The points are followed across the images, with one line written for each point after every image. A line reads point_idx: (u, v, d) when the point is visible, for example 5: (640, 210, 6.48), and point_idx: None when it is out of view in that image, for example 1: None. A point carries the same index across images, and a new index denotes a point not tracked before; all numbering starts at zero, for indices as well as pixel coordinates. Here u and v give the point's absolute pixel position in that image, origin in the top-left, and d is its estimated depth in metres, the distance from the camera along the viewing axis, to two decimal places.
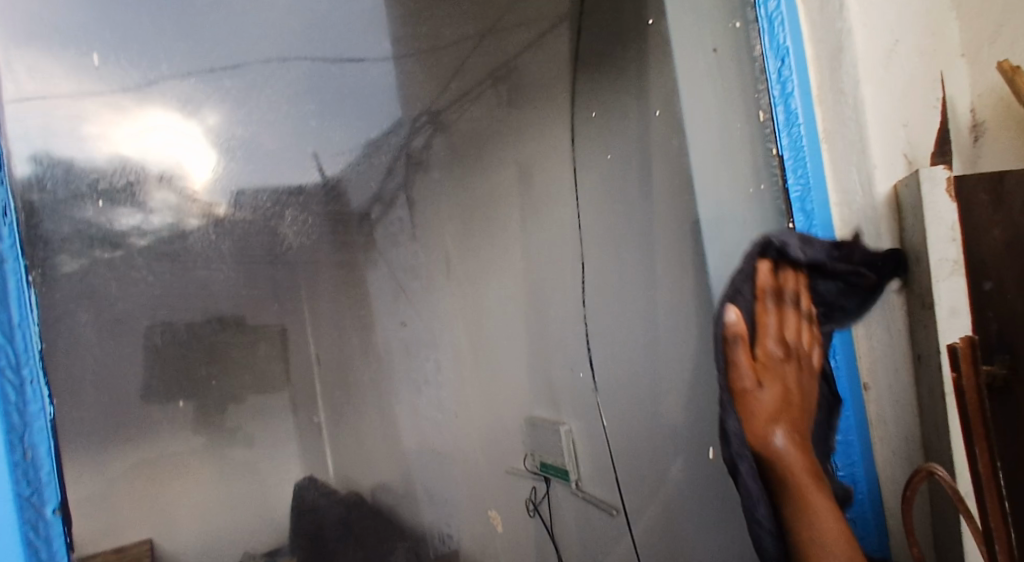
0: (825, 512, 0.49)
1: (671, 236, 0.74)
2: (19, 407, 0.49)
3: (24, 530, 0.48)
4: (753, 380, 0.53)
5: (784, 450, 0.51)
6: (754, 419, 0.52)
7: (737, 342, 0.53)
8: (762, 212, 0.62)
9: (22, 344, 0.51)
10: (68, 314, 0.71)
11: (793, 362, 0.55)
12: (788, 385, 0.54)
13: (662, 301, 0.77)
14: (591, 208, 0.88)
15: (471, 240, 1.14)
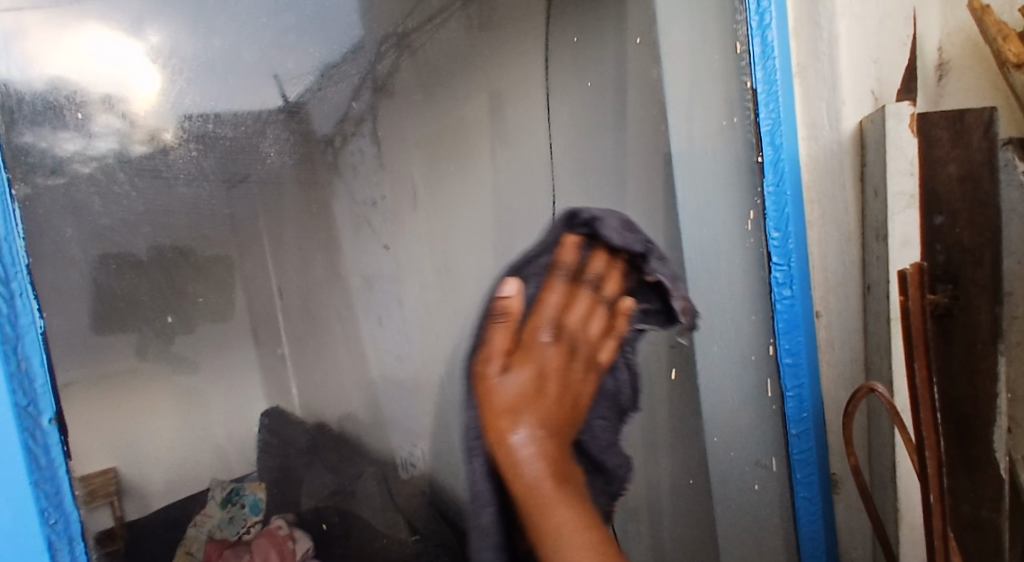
0: (567, 526, 0.39)
1: (643, 169, 0.75)
2: (10, 321, 0.40)
3: (30, 482, 0.39)
4: (500, 363, 0.45)
5: (531, 474, 0.41)
6: (493, 405, 0.44)
7: (500, 317, 0.46)
8: (733, 144, 0.63)
9: (6, 254, 0.40)
10: (55, 224, 0.55)
11: (560, 354, 0.48)
12: (543, 370, 0.47)
13: None
14: (564, 139, 0.88)
15: (438, 171, 1.11)
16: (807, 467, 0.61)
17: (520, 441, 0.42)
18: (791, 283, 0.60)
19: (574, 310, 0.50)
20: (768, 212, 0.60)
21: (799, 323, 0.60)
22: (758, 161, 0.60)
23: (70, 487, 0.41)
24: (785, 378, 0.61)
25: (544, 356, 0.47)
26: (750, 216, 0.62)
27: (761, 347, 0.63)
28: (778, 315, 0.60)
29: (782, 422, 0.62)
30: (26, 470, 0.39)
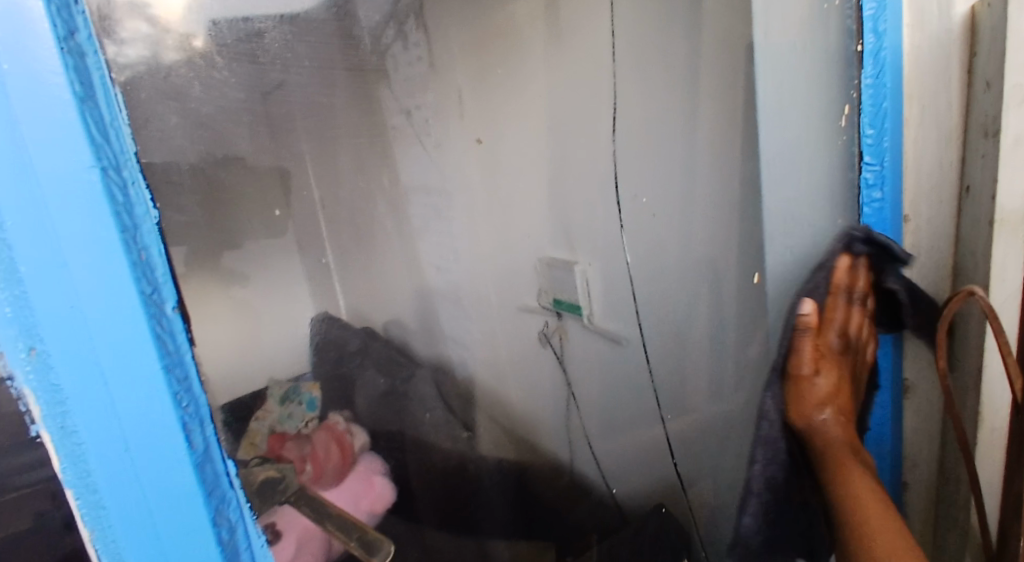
0: (864, 493, 0.54)
1: (716, 69, 0.71)
2: (128, 211, 0.35)
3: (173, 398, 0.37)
4: (811, 368, 0.59)
5: (833, 438, 0.58)
6: (801, 403, 0.59)
7: (804, 331, 0.59)
8: (822, 32, 0.57)
9: (116, 144, 0.35)
10: (156, 116, 0.52)
11: (849, 355, 0.60)
12: (841, 376, 0.60)
13: (701, 139, 0.76)
14: (628, 38, 0.83)
15: (488, 74, 1.08)
16: None
17: (819, 418, 0.59)
18: (884, 183, 0.57)
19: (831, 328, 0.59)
20: (863, 106, 0.56)
21: (885, 224, 0.58)
22: (857, 50, 0.55)
23: (197, 373, 0.39)
24: (866, 284, 0.59)
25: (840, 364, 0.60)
26: (843, 112, 0.57)
27: None
28: (865, 219, 0.58)
29: (857, 329, 0.61)
30: (168, 387, 0.37)
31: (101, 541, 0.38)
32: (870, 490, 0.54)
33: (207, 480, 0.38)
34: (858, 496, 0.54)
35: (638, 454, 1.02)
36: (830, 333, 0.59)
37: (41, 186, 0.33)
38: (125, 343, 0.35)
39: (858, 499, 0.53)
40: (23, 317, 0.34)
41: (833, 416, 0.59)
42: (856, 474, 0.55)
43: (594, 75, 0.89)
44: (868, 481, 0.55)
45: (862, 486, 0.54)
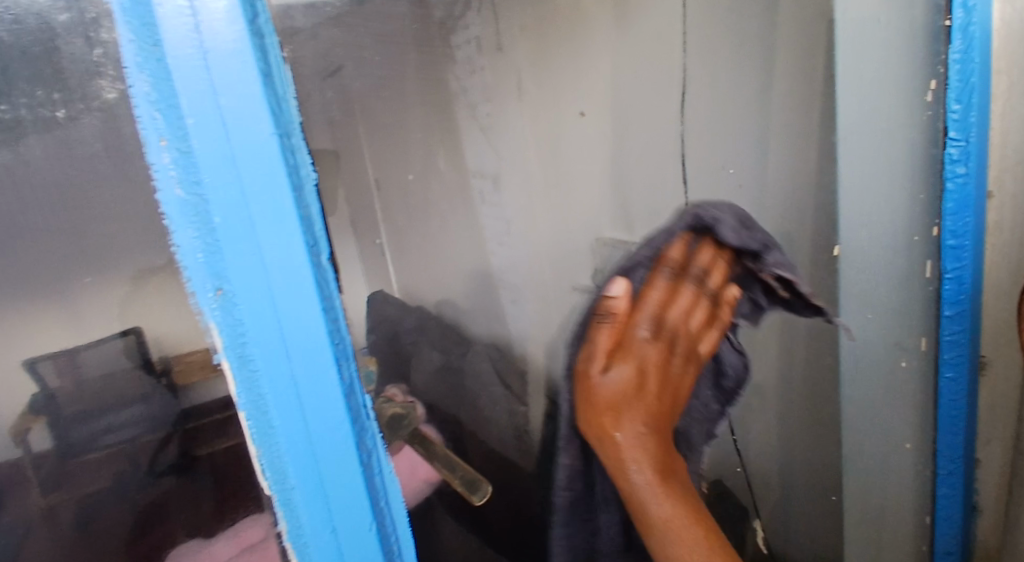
0: (666, 496, 0.50)
1: (795, 53, 0.72)
2: (298, 170, 0.31)
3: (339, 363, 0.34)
4: (602, 363, 0.51)
5: (640, 481, 0.50)
6: (595, 404, 0.51)
7: (606, 318, 0.52)
8: (907, 9, 0.57)
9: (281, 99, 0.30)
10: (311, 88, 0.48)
11: (661, 343, 0.53)
12: (646, 365, 0.52)
13: (776, 122, 0.77)
14: (701, 24, 0.84)
15: (550, 60, 1.09)
16: (958, 347, 0.62)
17: (602, 384, 0.51)
18: (969, 159, 0.57)
19: (647, 304, 0.53)
20: (950, 81, 0.56)
21: (968, 201, 0.58)
22: (945, 25, 0.54)
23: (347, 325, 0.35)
24: (946, 259, 0.60)
25: (644, 354, 0.52)
26: (930, 87, 0.57)
27: (924, 228, 0.61)
28: (948, 195, 0.58)
29: (936, 303, 0.62)
30: (335, 360, 0.33)
31: (282, 507, 0.35)
32: (676, 522, 0.50)
33: (368, 463, 0.35)
34: (654, 513, 0.50)
35: None
36: (641, 317, 0.53)
37: (226, 134, 0.29)
38: (301, 302, 0.31)
39: (661, 531, 0.50)
40: (214, 267, 0.30)
41: (644, 441, 0.50)
42: (666, 515, 0.50)
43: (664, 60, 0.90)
44: (694, 528, 0.50)
45: (660, 506, 0.50)
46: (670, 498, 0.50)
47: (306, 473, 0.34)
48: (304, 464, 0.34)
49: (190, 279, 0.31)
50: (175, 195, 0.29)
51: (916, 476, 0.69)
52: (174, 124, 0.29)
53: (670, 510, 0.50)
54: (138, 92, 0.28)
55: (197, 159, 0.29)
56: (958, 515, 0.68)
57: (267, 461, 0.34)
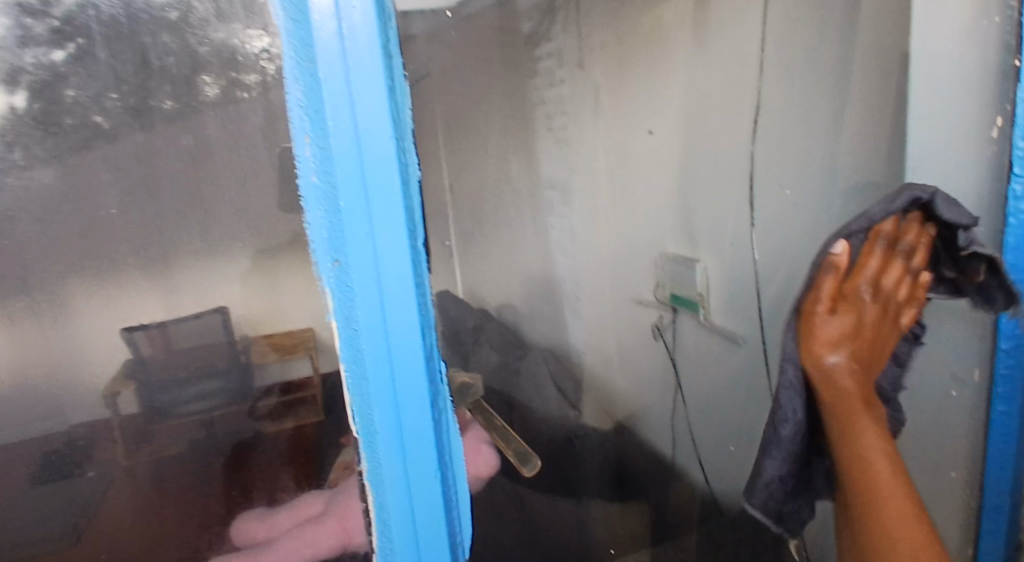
0: (871, 442, 0.51)
1: (864, 96, 0.74)
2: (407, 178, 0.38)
3: (426, 337, 0.40)
4: (828, 305, 0.51)
5: (846, 386, 0.50)
6: (812, 339, 0.51)
7: (830, 271, 0.52)
8: (982, 45, 0.59)
9: (394, 118, 0.37)
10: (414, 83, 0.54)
11: (879, 302, 0.52)
12: (864, 318, 0.52)
13: (843, 163, 0.78)
14: (774, 68, 0.87)
15: (623, 82, 1.21)
16: (1010, 382, 0.62)
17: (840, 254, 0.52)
18: None
19: (862, 268, 0.52)
20: (1017, 119, 0.57)
21: (1013, 250, 0.59)
22: (1015, 64, 0.56)
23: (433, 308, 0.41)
24: None
25: (864, 310, 0.52)
26: (996, 124, 0.59)
27: None
28: (1009, 230, 0.59)
29: (993, 335, 0.62)
30: (422, 328, 0.40)
31: (366, 451, 0.41)
32: (874, 434, 0.51)
33: (439, 419, 0.41)
34: (875, 467, 0.51)
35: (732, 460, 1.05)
36: (852, 292, 0.52)
37: (354, 136, 0.36)
38: (398, 279, 0.38)
39: (883, 512, 0.51)
40: (333, 240, 0.37)
41: (849, 366, 0.50)
42: (867, 429, 0.51)
43: (737, 95, 0.95)
44: (886, 457, 0.51)
45: (879, 462, 0.51)
46: (875, 428, 0.51)
47: (388, 423, 0.40)
48: (388, 415, 0.40)
49: (315, 249, 0.38)
50: (312, 181, 0.37)
51: (964, 505, 0.69)
52: (317, 126, 0.36)
53: (891, 471, 0.51)
54: (293, 100, 0.36)
55: (332, 155, 0.36)
56: (1004, 551, 0.66)
57: (357, 408, 0.40)
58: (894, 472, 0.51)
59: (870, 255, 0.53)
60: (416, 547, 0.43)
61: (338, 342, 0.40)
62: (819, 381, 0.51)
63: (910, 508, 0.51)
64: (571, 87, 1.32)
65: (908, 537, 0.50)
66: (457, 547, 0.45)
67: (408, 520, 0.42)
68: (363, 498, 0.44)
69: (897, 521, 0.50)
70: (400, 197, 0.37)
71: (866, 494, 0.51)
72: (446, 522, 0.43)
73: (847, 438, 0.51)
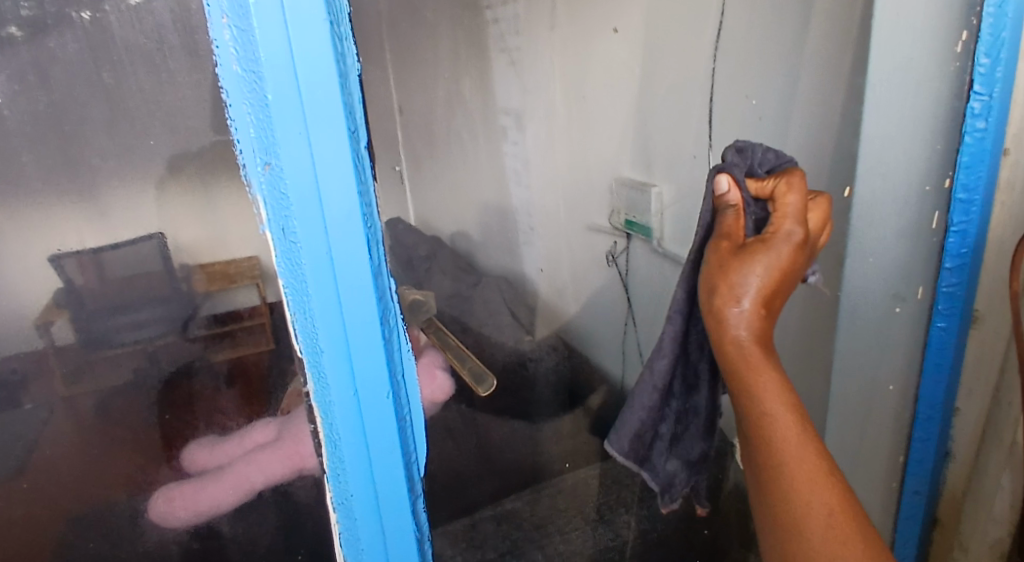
0: (788, 432, 0.50)
1: (830, 13, 0.71)
2: (344, 73, 0.33)
3: (372, 249, 0.37)
4: (747, 266, 0.49)
5: (777, 417, 0.50)
6: (740, 314, 0.50)
7: (729, 209, 0.53)
8: None
9: (326, 0, 0.32)
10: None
11: (803, 242, 0.51)
12: (788, 263, 0.50)
13: (805, 83, 0.76)
14: None
15: None
16: (953, 301, 0.64)
17: (790, 230, 0.50)
18: (988, 115, 0.57)
19: (791, 209, 0.50)
20: (981, 34, 0.56)
21: (967, 171, 0.59)
22: None
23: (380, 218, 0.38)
24: (954, 212, 0.61)
25: (758, 276, 0.49)
26: (961, 38, 0.57)
27: (936, 179, 0.62)
28: (965, 148, 0.59)
29: (938, 255, 0.64)
30: (368, 241, 0.36)
31: (311, 372, 0.39)
32: (787, 418, 0.50)
33: (390, 337, 0.39)
34: (787, 454, 0.50)
35: None
36: (789, 218, 0.50)
37: (277, 17, 0.31)
38: (340, 185, 0.35)
39: (784, 446, 0.50)
40: (263, 142, 0.33)
41: (756, 313, 0.50)
42: (774, 387, 0.50)
43: (700, 10, 0.90)
44: (799, 435, 0.50)
45: (790, 441, 0.50)
46: (779, 383, 0.51)
47: (334, 340, 0.38)
48: (334, 332, 0.37)
49: (242, 151, 0.34)
50: (233, 71, 0.32)
51: (898, 421, 0.72)
52: (235, 3, 0.31)
53: (805, 459, 0.50)
54: None
55: (253, 39, 0.31)
56: (930, 463, 0.70)
57: (300, 327, 0.37)
58: (817, 452, 0.50)
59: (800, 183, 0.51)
60: (370, 467, 0.41)
61: (275, 257, 0.37)
62: (720, 336, 0.51)
63: (827, 482, 0.49)
64: None
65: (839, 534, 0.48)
66: (412, 465, 0.44)
67: (360, 440, 0.40)
68: (311, 421, 0.42)
69: (813, 491, 0.49)
70: (337, 94, 0.33)
71: (773, 482, 0.51)
72: (400, 441, 0.42)
73: (765, 432, 0.51)
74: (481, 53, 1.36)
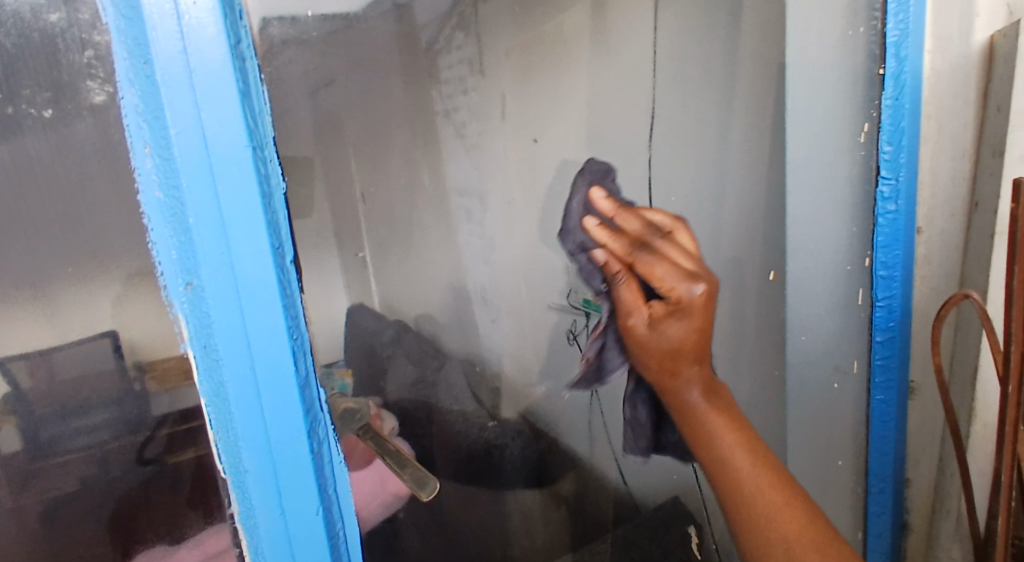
0: (727, 441, 0.50)
1: (748, 104, 0.77)
2: (266, 193, 0.34)
3: (299, 361, 0.37)
4: (648, 320, 0.50)
5: (732, 456, 0.50)
6: (646, 353, 0.51)
7: (622, 282, 0.52)
8: (849, 56, 0.62)
9: (250, 126, 0.33)
10: (285, 93, 0.50)
11: (688, 362, 0.51)
12: (683, 363, 0.50)
13: (733, 170, 0.81)
14: (668, 77, 0.89)
15: (528, 90, 1.21)
16: (888, 374, 0.66)
17: (692, 295, 0.49)
18: (897, 197, 0.61)
19: (660, 277, 0.50)
20: (882, 125, 0.60)
21: (884, 250, 0.63)
22: (880, 72, 0.60)
23: (305, 327, 0.38)
24: (878, 289, 0.64)
25: (674, 331, 0.49)
26: (863, 129, 0.62)
27: (858, 258, 0.65)
28: (880, 228, 0.63)
29: (869, 329, 0.66)
30: (295, 354, 0.36)
31: (235, 492, 0.38)
32: (743, 453, 0.50)
33: (320, 450, 0.38)
34: (737, 467, 0.49)
35: (650, 461, 1.07)
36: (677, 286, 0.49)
37: (201, 144, 0.32)
38: (265, 299, 0.35)
39: (752, 503, 0.48)
40: (185, 262, 0.34)
41: (686, 368, 0.51)
42: (721, 428, 0.50)
43: (635, 105, 0.96)
44: (744, 446, 0.50)
45: (733, 451, 0.50)
46: (721, 409, 0.51)
47: (258, 458, 0.37)
48: (258, 451, 0.37)
49: (164, 271, 0.34)
50: (155, 196, 0.33)
51: (853, 496, 0.73)
52: (158, 134, 0.33)
53: (752, 460, 0.50)
54: (129, 105, 0.33)
55: (176, 166, 0.33)
56: (889, 534, 0.70)
57: (222, 446, 0.37)
58: (770, 466, 0.50)
59: (652, 267, 0.50)
60: None
61: (195, 375, 0.36)
62: (663, 395, 0.52)
63: (779, 479, 0.49)
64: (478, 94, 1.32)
65: (786, 503, 0.48)
66: None
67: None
68: (238, 546, 0.40)
69: (772, 511, 0.48)
70: (259, 214, 0.34)
71: (723, 488, 0.50)
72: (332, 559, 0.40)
73: (699, 427, 0.51)
74: (434, 146, 1.41)
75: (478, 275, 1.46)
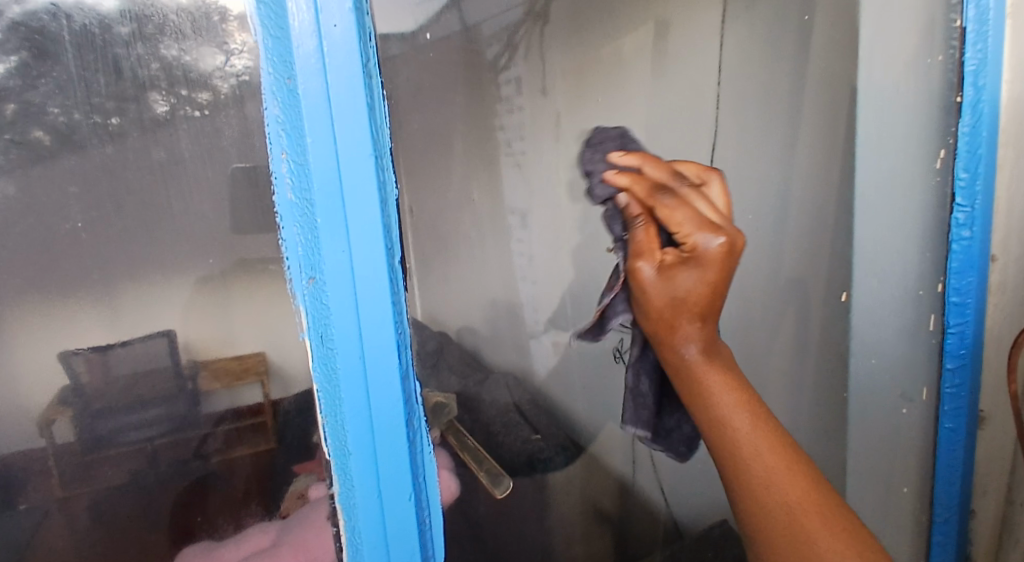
0: (725, 404, 0.48)
1: (816, 127, 0.77)
2: (385, 199, 0.37)
3: (402, 355, 0.40)
4: (659, 265, 0.48)
5: (728, 415, 0.48)
6: (653, 301, 0.49)
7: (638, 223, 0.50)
8: (924, 83, 0.63)
9: (374, 138, 0.37)
10: None
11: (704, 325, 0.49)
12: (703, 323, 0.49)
13: (798, 190, 0.81)
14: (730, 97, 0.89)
15: (584, 107, 1.24)
16: (959, 401, 0.65)
17: (707, 248, 0.47)
18: (973, 223, 0.62)
19: (677, 223, 0.49)
20: (958, 152, 0.61)
21: (959, 276, 0.63)
22: (957, 100, 0.60)
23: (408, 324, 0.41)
24: (950, 315, 0.64)
25: (685, 284, 0.47)
26: (939, 156, 0.63)
27: (930, 283, 0.66)
28: (953, 255, 0.63)
29: (940, 355, 0.66)
30: (399, 347, 0.39)
31: (337, 474, 0.40)
32: (742, 413, 0.48)
33: (416, 440, 0.41)
34: (735, 429, 0.48)
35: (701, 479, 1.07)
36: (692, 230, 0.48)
37: (334, 152, 0.36)
38: (378, 296, 0.38)
39: (752, 466, 0.47)
40: (310, 258, 0.37)
41: (692, 329, 0.49)
42: (718, 386, 0.49)
43: None
44: (742, 406, 0.49)
45: (733, 412, 0.48)
46: (721, 368, 0.49)
47: (362, 442, 0.40)
48: (362, 435, 0.39)
49: (290, 267, 0.37)
50: (288, 198, 0.37)
51: (917, 523, 0.71)
52: (295, 142, 0.36)
53: (751, 424, 0.48)
54: (271, 115, 0.36)
55: (309, 171, 0.36)
56: None
57: (329, 429, 0.40)
58: (768, 427, 0.48)
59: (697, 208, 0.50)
60: None
61: (310, 362, 0.39)
62: (662, 356, 0.50)
63: (785, 460, 0.48)
64: (533, 111, 1.36)
65: (798, 494, 0.47)
66: None
67: (381, 543, 0.41)
68: (334, 526, 0.42)
69: (773, 479, 0.47)
70: (378, 218, 0.37)
71: (722, 448, 0.48)
72: (420, 543, 0.42)
73: (697, 386, 0.49)
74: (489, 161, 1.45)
75: (529, 288, 1.48)
